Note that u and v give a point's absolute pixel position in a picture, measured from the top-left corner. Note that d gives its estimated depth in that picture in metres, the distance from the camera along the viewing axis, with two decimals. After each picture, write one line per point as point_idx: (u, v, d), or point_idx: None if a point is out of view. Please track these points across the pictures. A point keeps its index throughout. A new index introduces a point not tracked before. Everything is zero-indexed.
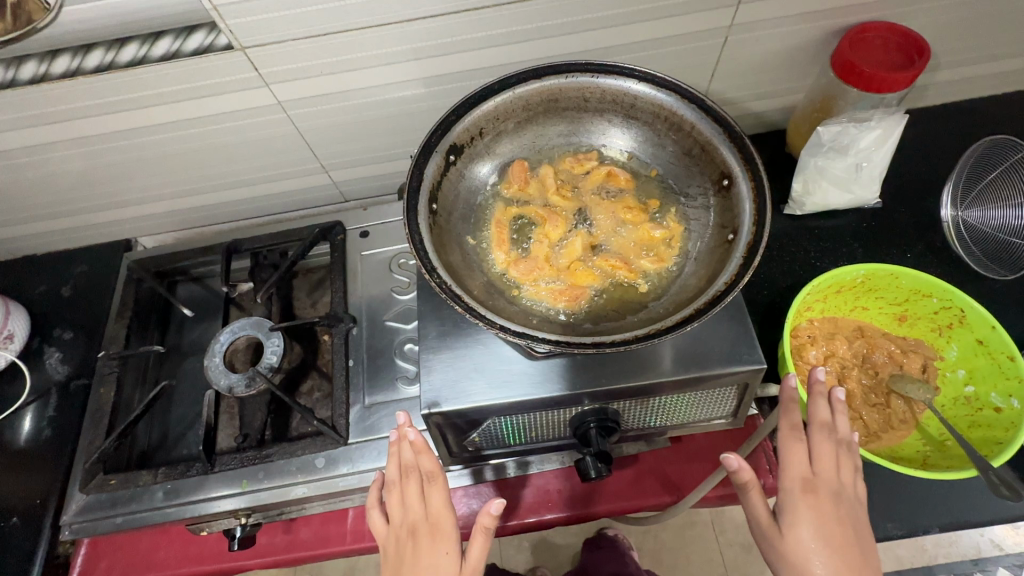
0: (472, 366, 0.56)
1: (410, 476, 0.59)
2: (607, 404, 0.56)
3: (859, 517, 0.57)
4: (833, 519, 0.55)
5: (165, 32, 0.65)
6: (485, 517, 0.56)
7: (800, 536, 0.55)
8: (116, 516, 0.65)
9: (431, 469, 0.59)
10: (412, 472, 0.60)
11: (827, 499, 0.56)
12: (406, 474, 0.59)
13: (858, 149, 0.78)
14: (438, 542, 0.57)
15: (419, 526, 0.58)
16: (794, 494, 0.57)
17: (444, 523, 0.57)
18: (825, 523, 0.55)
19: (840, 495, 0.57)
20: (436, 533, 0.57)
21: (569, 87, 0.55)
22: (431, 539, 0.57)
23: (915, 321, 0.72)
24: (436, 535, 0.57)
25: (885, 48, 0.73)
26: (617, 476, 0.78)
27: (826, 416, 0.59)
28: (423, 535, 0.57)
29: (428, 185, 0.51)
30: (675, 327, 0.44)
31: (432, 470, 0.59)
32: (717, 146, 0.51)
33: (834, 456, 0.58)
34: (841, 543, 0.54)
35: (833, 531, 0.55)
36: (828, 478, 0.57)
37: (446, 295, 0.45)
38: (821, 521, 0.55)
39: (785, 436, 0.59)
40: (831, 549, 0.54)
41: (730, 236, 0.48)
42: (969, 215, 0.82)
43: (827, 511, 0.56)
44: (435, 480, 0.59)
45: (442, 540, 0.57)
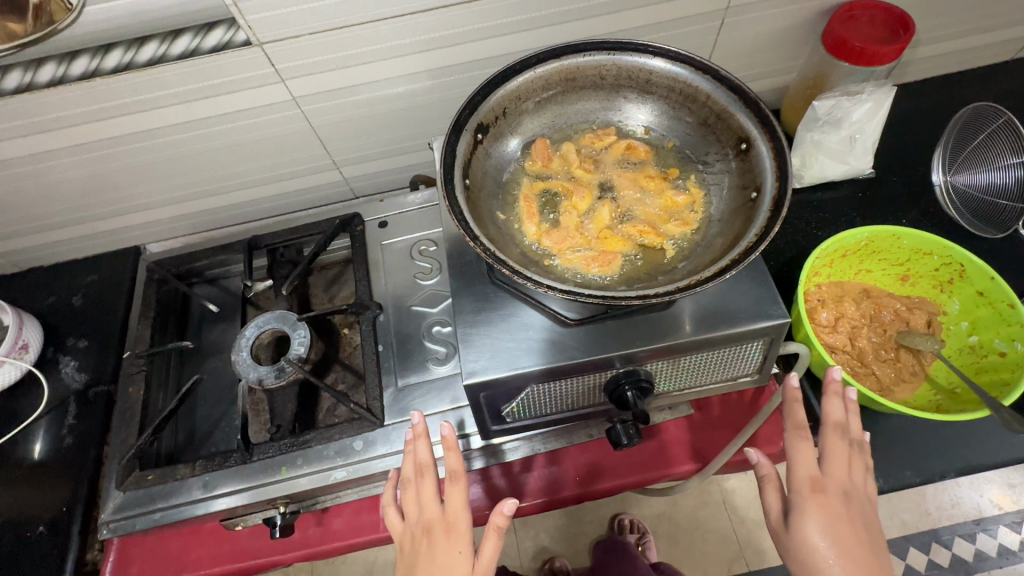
0: (510, 336, 0.57)
1: (427, 474, 0.60)
2: (640, 365, 0.57)
3: (866, 516, 0.59)
4: (840, 517, 0.58)
5: (185, 29, 0.65)
6: (500, 515, 0.56)
7: (808, 533, 0.57)
8: (154, 511, 0.65)
9: (454, 468, 0.59)
10: (431, 470, 0.60)
11: (834, 498, 0.59)
12: (424, 472, 0.60)
13: (851, 121, 0.82)
14: (453, 540, 0.56)
15: (435, 525, 0.58)
16: (802, 492, 0.59)
17: (459, 523, 0.57)
18: (833, 520, 0.57)
19: (847, 495, 0.59)
20: (452, 533, 0.57)
21: (588, 65, 0.58)
22: (446, 539, 0.56)
23: (917, 280, 0.76)
24: (451, 535, 0.57)
25: (873, 24, 0.77)
26: (641, 449, 0.80)
27: (835, 417, 0.62)
28: (438, 535, 0.57)
29: (460, 162, 0.53)
30: (712, 279, 0.46)
31: (455, 470, 0.59)
32: (734, 113, 0.54)
33: (840, 457, 0.61)
34: (848, 540, 0.56)
35: (840, 529, 0.57)
36: (835, 477, 0.60)
37: (491, 260, 0.47)
38: (829, 518, 0.57)
39: (793, 438, 0.62)
40: (838, 546, 0.56)
41: (753, 194, 0.51)
42: (958, 180, 0.87)
43: (834, 510, 0.58)
44: (457, 479, 0.59)
45: (457, 539, 0.56)
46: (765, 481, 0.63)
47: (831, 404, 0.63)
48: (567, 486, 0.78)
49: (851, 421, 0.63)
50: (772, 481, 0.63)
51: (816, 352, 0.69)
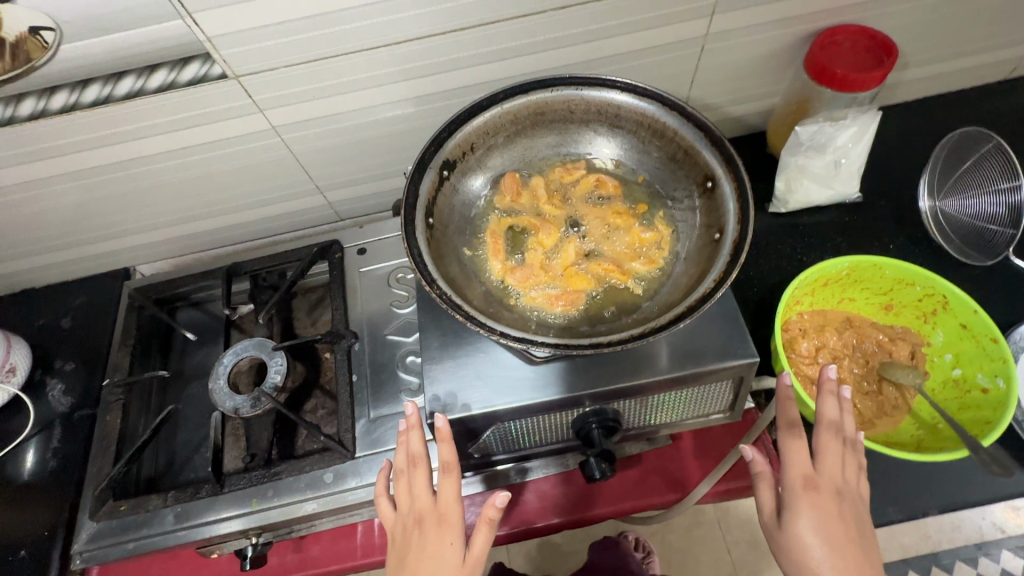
0: (475, 374, 0.57)
1: (421, 464, 0.59)
2: (608, 405, 0.57)
3: (859, 516, 0.57)
4: (834, 517, 0.56)
5: (160, 64, 0.66)
6: (491, 508, 0.56)
7: (800, 531, 0.55)
8: (126, 542, 0.65)
9: (446, 461, 0.56)
10: (424, 461, 0.59)
11: (827, 497, 0.57)
12: (416, 463, 0.59)
13: (835, 146, 0.80)
14: (443, 531, 0.56)
15: (426, 515, 0.57)
16: (795, 490, 0.58)
17: (451, 514, 0.56)
18: (826, 519, 0.55)
19: (840, 494, 0.57)
20: (442, 523, 0.56)
21: (555, 100, 0.58)
22: (437, 530, 0.56)
23: (900, 310, 0.75)
24: (442, 526, 0.56)
25: (855, 50, 0.76)
26: (622, 478, 0.78)
27: (830, 415, 0.61)
28: (429, 524, 0.56)
29: (424, 201, 0.53)
30: (668, 326, 0.45)
31: (448, 462, 0.56)
32: (700, 150, 0.53)
33: (835, 455, 0.59)
34: (841, 540, 0.54)
35: (833, 528, 0.55)
36: (828, 476, 0.58)
37: (447, 305, 0.47)
38: (822, 517, 0.55)
39: (785, 436, 0.60)
40: (831, 546, 0.54)
41: (717, 235, 0.50)
42: (946, 205, 0.85)
43: (828, 509, 0.56)
44: (449, 471, 0.57)
45: (448, 530, 0.56)
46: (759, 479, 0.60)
47: (826, 402, 0.61)
48: (557, 511, 0.77)
49: (847, 420, 0.61)
50: (765, 477, 0.61)
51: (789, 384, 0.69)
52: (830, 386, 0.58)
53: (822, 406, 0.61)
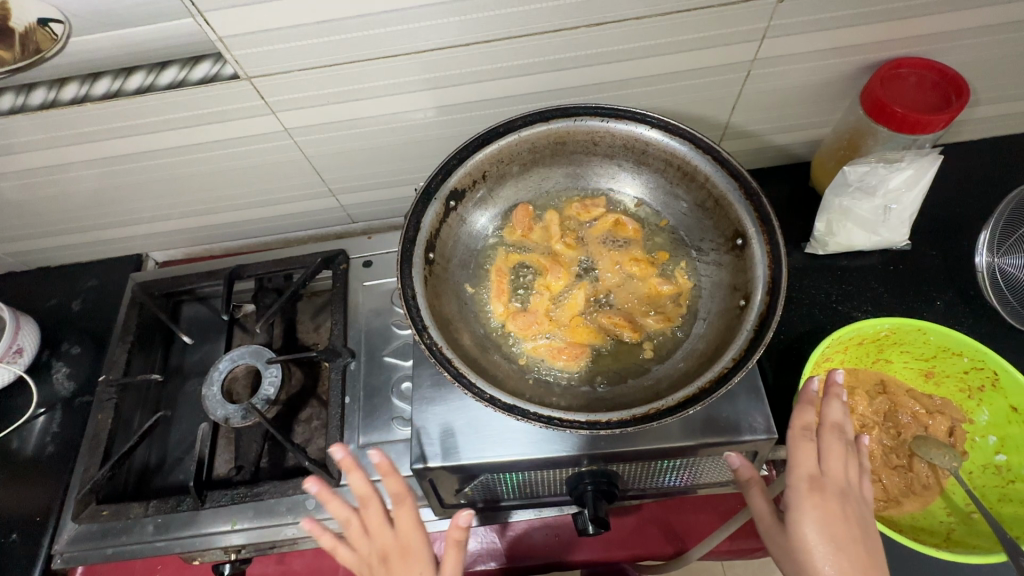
0: (468, 421, 0.53)
1: (372, 504, 0.56)
2: (607, 466, 0.52)
3: (864, 518, 0.53)
4: (839, 518, 0.52)
5: (171, 61, 0.63)
6: (457, 528, 0.53)
7: (804, 532, 0.51)
8: (107, 547, 0.64)
9: (397, 491, 0.56)
10: (374, 500, 0.56)
11: (833, 497, 0.53)
12: (367, 503, 0.56)
13: (887, 189, 0.73)
14: (409, 565, 0.53)
15: (389, 551, 0.54)
16: (799, 490, 0.53)
17: (414, 546, 0.54)
18: (832, 520, 0.51)
19: (845, 494, 0.53)
20: (406, 555, 0.53)
21: (578, 131, 0.53)
22: (402, 562, 0.53)
23: (942, 379, 0.67)
24: (406, 558, 0.53)
25: (921, 86, 0.69)
26: (618, 525, 0.74)
27: (834, 416, 0.56)
28: (393, 561, 0.53)
29: (425, 234, 0.49)
30: (678, 407, 0.40)
31: (398, 492, 0.56)
32: (732, 202, 0.48)
33: (838, 455, 0.55)
34: (846, 541, 0.51)
35: (838, 528, 0.51)
36: (835, 476, 0.54)
37: (436, 358, 0.43)
38: (827, 517, 0.51)
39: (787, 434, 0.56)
40: (835, 546, 0.50)
41: (742, 301, 0.45)
42: (1006, 263, 0.77)
43: (833, 510, 0.52)
44: (403, 500, 0.56)
45: (414, 558, 0.53)
46: (751, 483, 0.55)
47: (832, 402, 0.57)
48: (553, 554, 0.73)
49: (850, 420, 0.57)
50: (757, 482, 0.55)
51: None
52: (834, 386, 0.54)
53: (827, 407, 0.57)
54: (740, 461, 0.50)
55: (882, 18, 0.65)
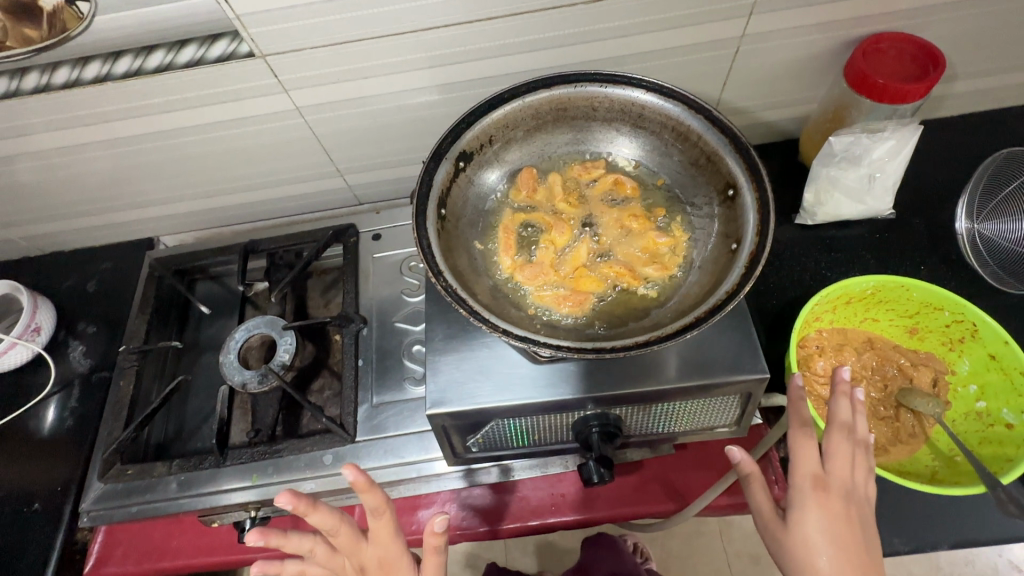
0: (478, 368, 0.56)
1: (340, 531, 0.57)
2: (611, 410, 0.56)
3: (867, 520, 0.54)
4: (841, 518, 0.53)
5: (189, 39, 0.66)
6: (433, 536, 0.56)
7: (804, 529, 0.53)
8: (131, 505, 0.67)
9: (376, 505, 0.56)
10: (343, 524, 0.57)
11: (836, 498, 0.54)
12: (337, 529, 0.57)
13: (871, 159, 0.77)
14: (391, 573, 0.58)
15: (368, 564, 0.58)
16: (803, 489, 0.54)
17: (393, 556, 0.58)
18: (834, 520, 0.53)
19: (849, 495, 0.55)
20: (387, 566, 0.58)
21: (578, 96, 0.57)
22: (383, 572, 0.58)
23: (926, 335, 0.71)
24: (387, 567, 0.58)
25: (901, 58, 0.73)
26: (620, 483, 0.77)
27: (843, 417, 0.57)
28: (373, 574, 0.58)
29: (437, 191, 0.53)
30: (675, 336, 0.44)
31: (377, 506, 0.56)
32: (723, 157, 0.52)
33: (846, 455, 0.56)
34: (847, 541, 0.52)
35: (841, 528, 0.52)
36: (839, 477, 0.55)
37: (451, 298, 0.46)
38: (829, 516, 0.53)
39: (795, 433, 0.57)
40: (836, 545, 0.51)
41: (734, 245, 0.49)
42: (986, 228, 0.81)
43: (835, 510, 0.53)
44: (382, 512, 0.57)
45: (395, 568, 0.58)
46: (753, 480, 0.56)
47: (842, 402, 0.57)
48: (558, 512, 0.76)
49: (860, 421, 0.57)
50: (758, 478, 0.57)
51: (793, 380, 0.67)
52: (847, 387, 0.55)
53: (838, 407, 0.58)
54: (739, 458, 0.55)
55: None
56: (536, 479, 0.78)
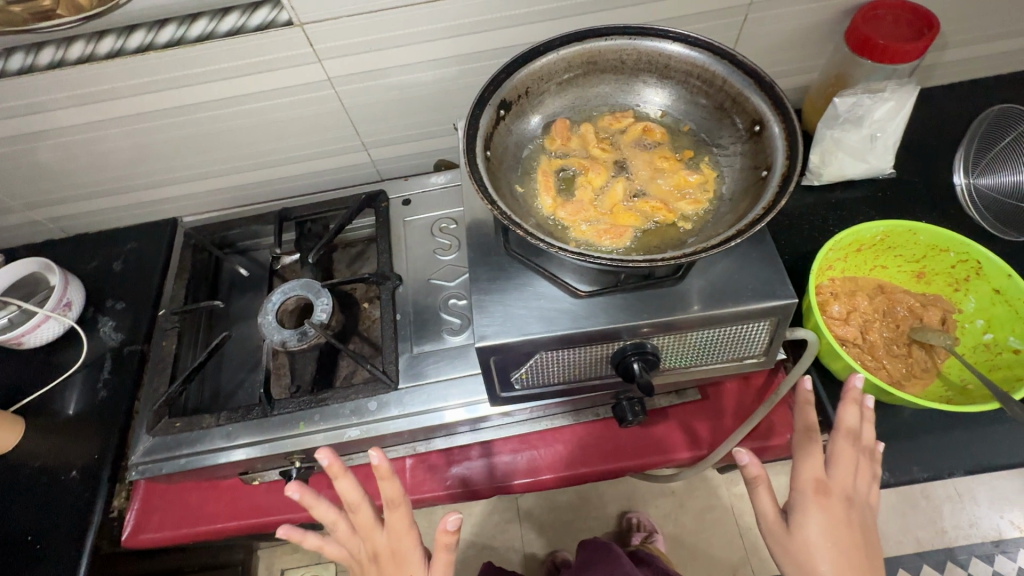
0: (522, 303, 0.59)
1: (362, 508, 0.60)
2: (648, 339, 0.59)
3: (865, 524, 0.58)
4: (841, 522, 0.56)
5: (232, 8, 0.70)
6: (444, 534, 0.56)
7: (806, 531, 0.56)
8: (181, 456, 0.69)
9: (392, 495, 0.59)
10: (364, 504, 0.60)
11: (837, 502, 0.57)
12: (357, 505, 0.60)
13: (873, 120, 0.82)
14: (400, 568, 0.58)
15: (381, 552, 0.60)
16: (806, 493, 0.58)
17: (405, 548, 0.59)
18: (835, 523, 0.56)
19: (849, 500, 0.58)
20: (398, 558, 0.59)
21: (608, 49, 0.61)
22: (394, 566, 0.59)
23: (932, 278, 0.76)
24: (398, 560, 0.59)
25: (898, 23, 0.78)
26: (648, 432, 0.80)
27: (848, 425, 0.60)
28: (384, 562, 0.59)
29: (482, 134, 0.56)
30: (718, 248, 0.47)
31: (393, 496, 0.59)
32: (749, 95, 0.56)
33: (848, 462, 0.59)
34: (846, 543, 0.55)
35: (840, 531, 0.56)
36: (839, 482, 0.59)
37: (506, 223, 0.49)
38: (830, 519, 0.56)
39: (801, 440, 0.60)
40: (835, 547, 0.55)
41: (764, 172, 0.53)
42: (981, 182, 0.87)
43: (836, 514, 0.57)
44: (396, 505, 0.59)
45: (405, 564, 0.59)
46: (760, 483, 0.57)
47: (848, 410, 0.61)
48: (587, 462, 0.78)
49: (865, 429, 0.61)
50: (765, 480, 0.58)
51: (813, 321, 0.70)
52: (853, 395, 0.58)
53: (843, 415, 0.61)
54: (748, 458, 0.55)
55: None
56: (566, 431, 0.80)
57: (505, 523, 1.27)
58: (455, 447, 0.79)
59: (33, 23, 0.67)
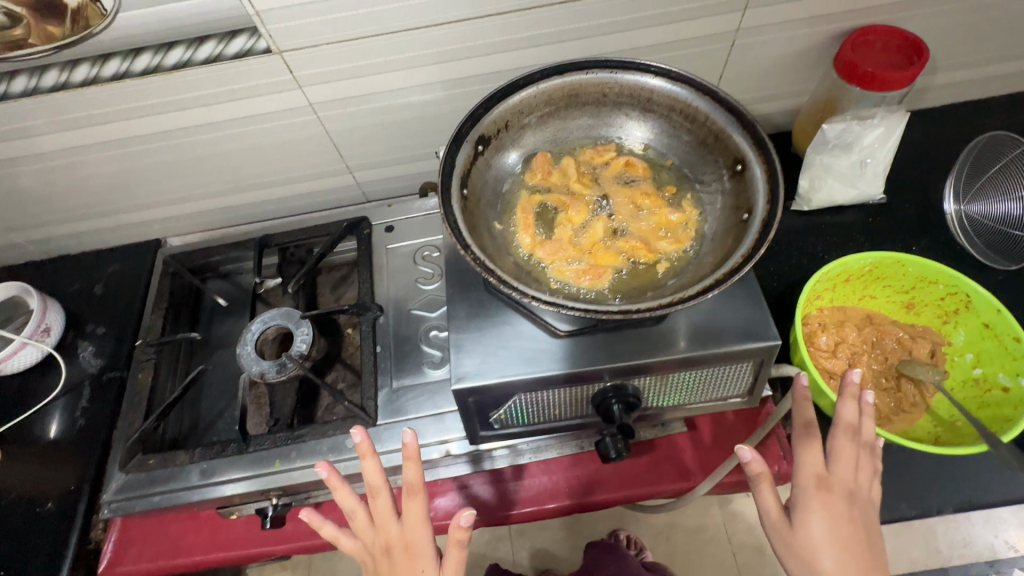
0: (500, 343, 0.58)
1: (380, 494, 0.59)
2: (628, 381, 0.58)
3: (869, 519, 0.56)
4: (844, 518, 0.55)
5: (209, 36, 0.68)
6: (457, 530, 0.56)
7: (809, 529, 0.54)
8: (154, 495, 0.68)
9: (411, 482, 0.58)
10: (383, 490, 0.59)
11: (839, 498, 0.56)
12: (378, 491, 0.58)
13: (862, 146, 0.81)
14: (413, 560, 0.56)
15: (394, 544, 0.58)
16: (807, 490, 0.56)
17: (418, 540, 0.57)
18: (837, 520, 0.54)
19: (852, 495, 0.56)
20: (410, 552, 0.57)
21: (589, 82, 0.59)
22: (406, 558, 0.57)
23: (921, 309, 0.75)
24: (411, 554, 0.57)
25: (886, 51, 0.77)
26: (633, 464, 0.79)
27: (848, 419, 0.58)
28: (397, 554, 0.57)
29: (459, 172, 0.55)
30: (696, 298, 0.46)
31: (412, 483, 0.58)
32: (731, 134, 0.55)
33: (849, 456, 0.57)
34: (850, 540, 0.53)
35: (844, 528, 0.54)
36: (841, 477, 0.57)
37: (480, 269, 0.48)
38: (832, 516, 0.54)
39: (800, 435, 0.58)
40: (839, 545, 0.53)
41: (745, 215, 0.52)
42: (972, 209, 0.85)
43: (838, 510, 0.55)
44: (415, 493, 0.58)
45: (418, 557, 0.57)
46: (761, 480, 0.56)
47: (846, 404, 0.58)
48: (570, 495, 0.77)
49: (865, 422, 0.58)
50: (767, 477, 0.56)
51: (800, 355, 0.69)
52: (850, 388, 0.55)
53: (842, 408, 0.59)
54: (751, 455, 0.54)
55: None
56: (550, 463, 0.79)
57: (494, 544, 1.26)
58: (437, 478, 0.78)
59: (6, 52, 0.66)
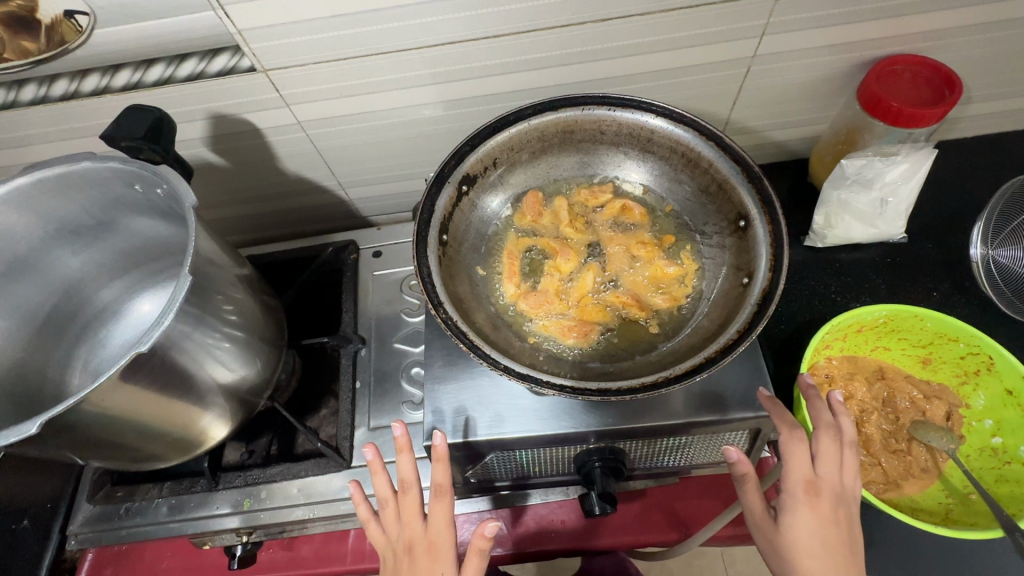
0: (478, 398, 0.55)
1: (411, 490, 0.54)
2: (613, 444, 0.55)
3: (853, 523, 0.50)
4: (830, 520, 0.49)
5: (190, 54, 0.65)
6: (480, 538, 0.51)
7: (794, 530, 0.48)
8: (121, 528, 0.68)
9: (438, 483, 0.52)
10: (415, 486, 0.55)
11: (827, 503, 0.49)
12: (407, 487, 0.54)
13: (884, 183, 0.74)
14: (434, 563, 0.52)
15: (416, 543, 0.53)
16: (792, 494, 0.49)
17: (442, 542, 0.52)
18: (824, 527, 0.48)
19: (840, 499, 0.50)
20: (433, 552, 0.52)
21: (585, 119, 0.55)
22: (428, 559, 0.52)
23: (938, 366, 0.70)
24: (433, 554, 0.52)
25: (916, 82, 0.71)
26: (623, 510, 0.73)
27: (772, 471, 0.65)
28: (420, 556, 0.52)
29: (439, 218, 0.51)
30: (683, 378, 0.43)
31: (439, 484, 0.52)
32: (735, 186, 0.50)
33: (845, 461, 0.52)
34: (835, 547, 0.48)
35: (829, 533, 0.48)
36: (829, 481, 0.50)
37: (452, 333, 0.45)
38: (820, 518, 0.48)
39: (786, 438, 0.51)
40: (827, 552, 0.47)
41: (746, 279, 0.48)
42: (999, 254, 0.79)
43: (824, 514, 0.49)
44: (442, 494, 0.53)
45: (439, 560, 0.52)
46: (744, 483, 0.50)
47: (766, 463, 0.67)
48: (554, 540, 0.71)
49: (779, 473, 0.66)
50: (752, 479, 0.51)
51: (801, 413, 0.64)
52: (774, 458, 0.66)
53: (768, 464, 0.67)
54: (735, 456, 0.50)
55: (876, 16, 0.67)
56: (535, 506, 0.73)
57: None
58: None
59: None
